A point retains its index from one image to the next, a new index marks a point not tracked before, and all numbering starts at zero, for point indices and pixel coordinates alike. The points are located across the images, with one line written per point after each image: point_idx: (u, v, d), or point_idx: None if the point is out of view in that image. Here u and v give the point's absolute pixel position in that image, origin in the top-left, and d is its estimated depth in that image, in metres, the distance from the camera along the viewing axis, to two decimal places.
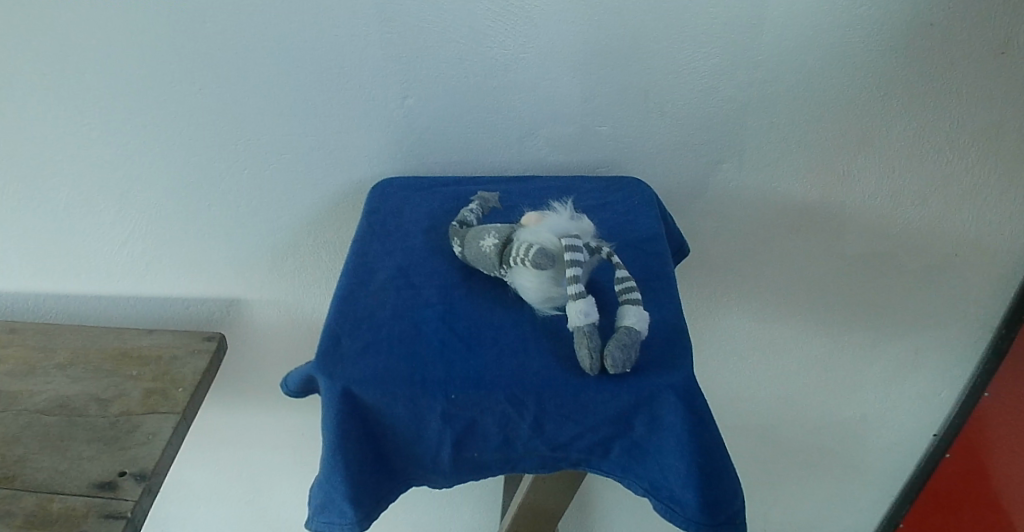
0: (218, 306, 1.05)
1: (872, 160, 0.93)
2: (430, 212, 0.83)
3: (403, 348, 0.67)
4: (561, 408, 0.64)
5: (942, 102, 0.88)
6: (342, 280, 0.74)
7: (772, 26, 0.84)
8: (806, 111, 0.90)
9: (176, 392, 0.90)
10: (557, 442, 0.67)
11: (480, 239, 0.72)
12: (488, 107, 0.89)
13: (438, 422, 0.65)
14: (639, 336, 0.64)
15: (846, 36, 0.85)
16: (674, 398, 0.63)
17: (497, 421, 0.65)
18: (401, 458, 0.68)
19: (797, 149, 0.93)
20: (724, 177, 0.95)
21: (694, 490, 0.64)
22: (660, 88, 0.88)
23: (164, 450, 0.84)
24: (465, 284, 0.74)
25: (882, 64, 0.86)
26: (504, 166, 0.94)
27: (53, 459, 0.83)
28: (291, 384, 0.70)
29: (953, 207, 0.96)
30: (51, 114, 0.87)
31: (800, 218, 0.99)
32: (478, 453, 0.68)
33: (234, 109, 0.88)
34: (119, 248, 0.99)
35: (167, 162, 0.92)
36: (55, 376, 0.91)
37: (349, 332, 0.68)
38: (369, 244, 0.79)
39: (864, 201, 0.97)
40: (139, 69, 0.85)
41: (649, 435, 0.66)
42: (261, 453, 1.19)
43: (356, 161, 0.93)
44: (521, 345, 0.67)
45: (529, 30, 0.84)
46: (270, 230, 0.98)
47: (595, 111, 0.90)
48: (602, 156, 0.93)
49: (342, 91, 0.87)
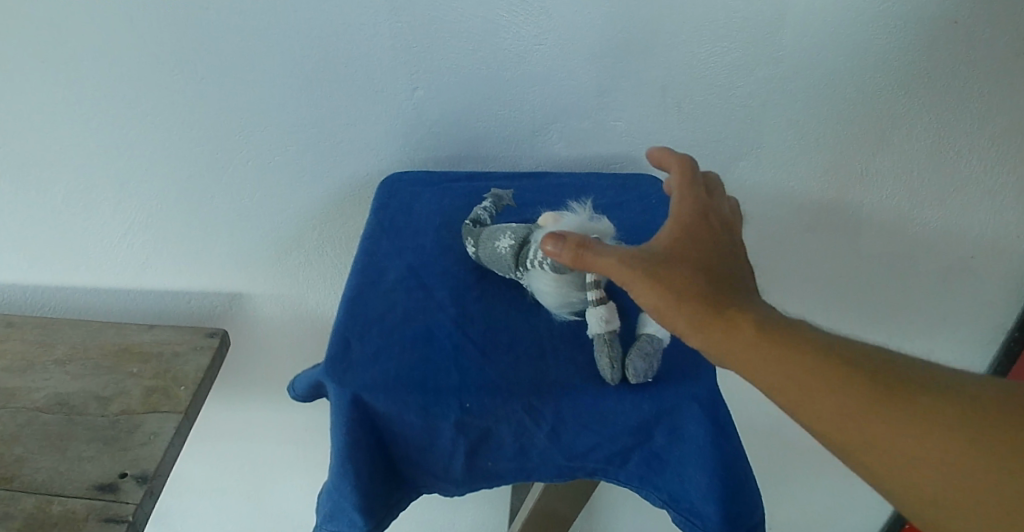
0: (221, 300, 1.03)
1: (890, 160, 0.91)
2: (441, 209, 0.80)
3: (416, 354, 0.64)
4: (579, 418, 0.63)
5: (964, 103, 0.86)
6: (351, 280, 0.71)
7: (793, 22, 0.81)
8: (827, 108, 0.87)
9: (178, 391, 0.87)
10: (574, 452, 0.65)
11: (495, 240, 0.69)
12: (500, 100, 0.87)
13: (451, 430, 0.62)
14: (662, 344, 0.63)
15: (871, 33, 0.82)
16: (696, 409, 0.61)
17: (512, 430, 0.63)
18: (413, 466, 0.66)
19: (816, 148, 0.91)
20: (740, 174, 0.93)
21: (717, 504, 0.62)
22: (678, 83, 0.86)
23: (166, 451, 0.82)
24: (478, 286, 0.71)
25: (906, 62, 0.83)
26: (516, 160, 0.92)
27: (51, 459, 0.81)
28: (298, 389, 0.67)
29: (971, 208, 0.94)
30: (48, 102, 0.84)
31: (817, 217, 0.97)
32: (492, 462, 0.65)
33: (239, 100, 0.85)
34: (123, 241, 0.96)
35: (171, 155, 0.89)
36: (54, 372, 0.89)
37: (359, 336, 0.65)
38: (379, 242, 0.76)
39: (884, 201, 0.95)
40: (140, 57, 0.82)
41: (669, 447, 0.64)
42: (262, 449, 1.17)
43: (365, 154, 0.91)
44: (537, 352, 0.65)
45: (545, 21, 0.81)
46: (275, 224, 0.96)
47: (611, 106, 0.87)
48: (616, 151, 0.91)
49: (350, 82, 0.85)
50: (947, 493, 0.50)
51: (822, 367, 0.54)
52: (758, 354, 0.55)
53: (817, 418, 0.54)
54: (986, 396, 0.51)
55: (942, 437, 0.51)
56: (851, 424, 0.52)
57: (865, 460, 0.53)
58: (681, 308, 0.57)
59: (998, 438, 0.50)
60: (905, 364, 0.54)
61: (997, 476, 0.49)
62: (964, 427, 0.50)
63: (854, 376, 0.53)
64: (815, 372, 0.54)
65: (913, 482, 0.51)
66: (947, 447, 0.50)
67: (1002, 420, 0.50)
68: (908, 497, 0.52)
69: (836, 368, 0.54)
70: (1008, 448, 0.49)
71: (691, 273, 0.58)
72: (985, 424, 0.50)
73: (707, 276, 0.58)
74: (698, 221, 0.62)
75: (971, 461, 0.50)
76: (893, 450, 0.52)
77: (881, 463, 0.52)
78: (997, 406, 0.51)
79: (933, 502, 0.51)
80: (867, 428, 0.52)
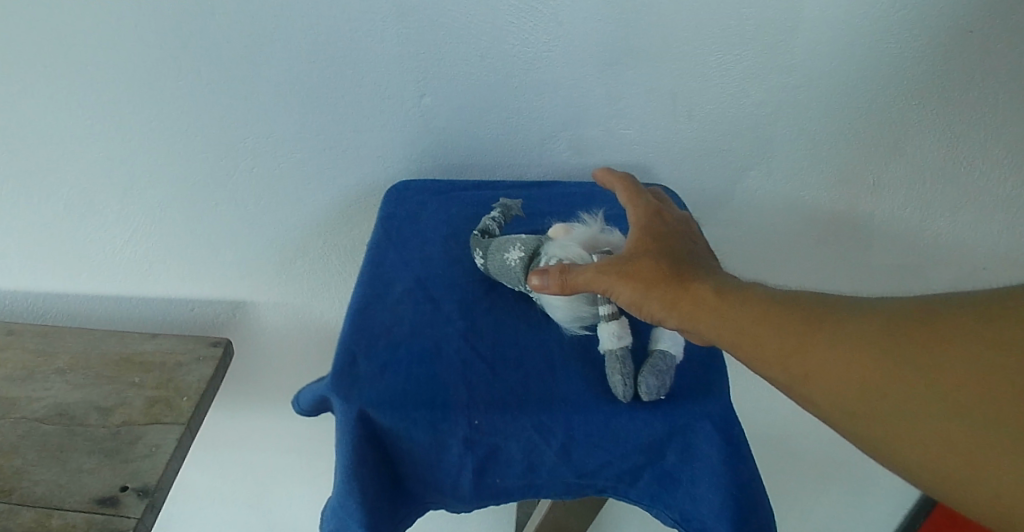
0: (225, 308, 1.02)
1: (901, 170, 0.89)
2: (449, 219, 0.79)
3: (424, 369, 0.63)
4: (590, 436, 0.61)
5: (979, 113, 0.84)
6: (357, 291, 0.70)
7: (806, 30, 0.80)
8: (840, 117, 0.86)
9: (180, 402, 0.86)
10: (585, 470, 0.63)
11: (504, 252, 0.68)
12: (509, 108, 0.86)
13: (459, 447, 0.61)
14: (675, 361, 0.62)
15: (885, 41, 0.80)
16: (710, 427, 0.60)
17: (521, 447, 0.62)
18: (419, 483, 0.65)
19: (828, 158, 0.89)
20: (751, 184, 0.92)
21: (729, 523, 0.60)
22: (689, 91, 0.84)
23: (167, 463, 0.81)
24: (487, 298, 0.70)
25: (920, 71, 0.82)
26: (524, 169, 0.91)
27: (51, 471, 0.79)
28: (303, 403, 0.66)
29: (983, 219, 0.93)
30: (50, 107, 0.83)
31: (828, 227, 0.95)
32: (500, 479, 0.64)
33: (243, 106, 0.84)
34: (126, 248, 0.95)
35: (175, 162, 0.88)
36: (55, 381, 0.88)
37: (365, 350, 0.64)
38: (385, 252, 0.75)
39: (898, 212, 0.93)
40: (145, 62, 0.80)
41: (681, 465, 0.62)
42: (265, 458, 1.15)
43: (371, 162, 0.90)
44: (547, 368, 0.63)
45: (555, 27, 0.80)
46: (280, 232, 0.95)
47: (621, 113, 0.86)
48: (625, 160, 0.90)
49: (356, 89, 0.84)
50: (914, 416, 0.51)
51: (780, 324, 0.57)
52: (721, 316, 0.58)
53: (783, 371, 0.56)
54: (929, 315, 0.53)
55: (899, 359, 0.52)
56: (813, 369, 0.55)
57: (835, 406, 0.54)
58: (649, 295, 0.60)
59: (945, 351, 0.51)
60: (854, 305, 0.57)
61: (954, 389, 0.50)
62: (913, 351, 0.52)
63: (805, 323, 0.56)
64: (773, 328, 0.57)
65: (883, 416, 0.53)
66: (903, 374, 0.52)
67: (946, 335, 0.52)
68: (882, 434, 0.53)
69: (794, 323, 0.56)
70: (962, 348, 0.51)
71: (654, 260, 0.62)
72: (942, 329, 0.52)
73: (669, 261, 0.62)
74: (653, 219, 0.67)
75: (927, 380, 0.51)
76: (857, 383, 0.53)
77: (849, 403, 0.54)
78: (953, 312, 0.52)
79: (907, 431, 0.52)
80: (828, 370, 0.54)
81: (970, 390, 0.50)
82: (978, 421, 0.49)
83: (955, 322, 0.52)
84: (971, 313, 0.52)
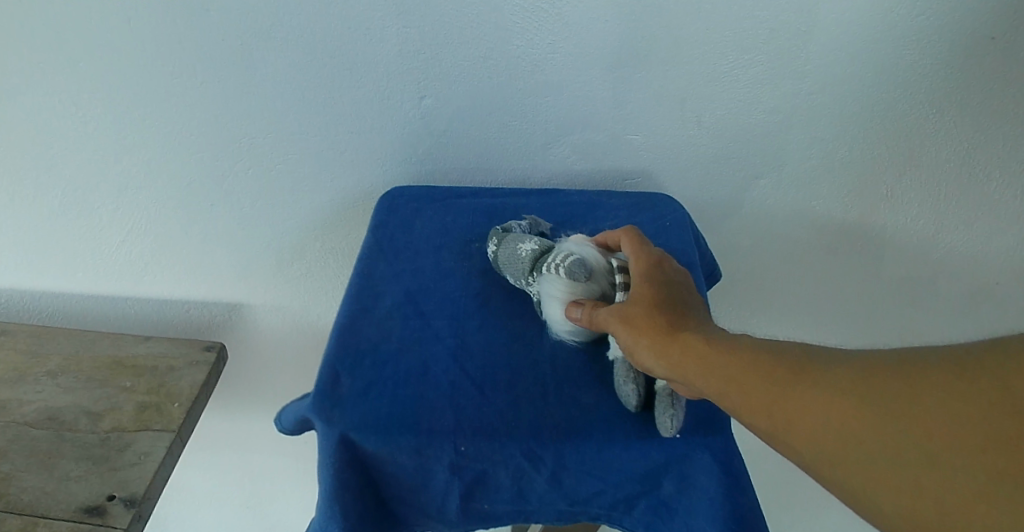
0: (220, 309, 1.00)
1: (916, 182, 0.86)
2: (445, 228, 0.77)
3: (409, 391, 0.61)
4: (582, 464, 0.59)
5: (1000, 124, 0.80)
6: (344, 305, 0.68)
7: (822, 34, 0.76)
8: (856, 126, 0.83)
9: (171, 408, 0.85)
10: (577, 497, 0.62)
11: (518, 243, 0.69)
12: (512, 111, 0.83)
13: (444, 473, 0.59)
14: None
15: (904, 47, 0.76)
16: (708, 458, 0.58)
17: (510, 475, 0.60)
18: (405, 506, 0.63)
19: (841, 169, 0.86)
20: (760, 193, 0.89)
21: None
22: (699, 95, 0.81)
23: (156, 472, 0.80)
24: (480, 314, 0.68)
25: (940, 79, 0.78)
26: (527, 174, 0.89)
27: (39, 478, 0.79)
28: (286, 422, 0.65)
29: (1000, 232, 0.89)
30: (42, 104, 0.81)
31: (838, 238, 0.92)
32: (488, 504, 0.62)
33: (239, 105, 0.82)
34: (120, 247, 0.94)
35: (170, 162, 0.86)
36: (46, 384, 0.86)
37: (349, 369, 0.62)
38: (376, 263, 0.72)
39: (911, 224, 0.90)
40: (138, 58, 0.78)
41: (678, 495, 0.60)
42: (261, 459, 1.14)
43: (370, 165, 0.88)
44: (539, 392, 0.61)
45: (560, 29, 0.77)
46: (276, 233, 0.93)
47: (627, 119, 0.83)
48: (631, 166, 0.87)
49: (354, 89, 0.81)
50: (900, 474, 0.47)
51: (765, 376, 0.52)
52: (706, 366, 0.54)
53: (758, 417, 0.52)
54: (914, 361, 0.49)
55: (886, 414, 0.48)
56: (789, 415, 0.51)
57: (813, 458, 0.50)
58: (638, 339, 0.58)
59: (938, 406, 0.47)
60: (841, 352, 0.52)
61: (941, 441, 0.46)
62: (898, 400, 0.48)
63: (791, 373, 0.52)
64: (752, 375, 0.53)
65: (861, 469, 0.48)
66: (884, 424, 0.48)
67: (934, 386, 0.47)
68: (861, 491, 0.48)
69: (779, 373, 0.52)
70: (955, 403, 0.46)
71: (649, 307, 0.59)
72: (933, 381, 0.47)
73: (664, 303, 0.59)
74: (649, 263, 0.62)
75: (911, 431, 0.47)
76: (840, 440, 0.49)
77: (826, 453, 0.49)
78: (947, 365, 0.48)
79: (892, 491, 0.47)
80: (809, 421, 0.50)
81: (955, 443, 0.46)
82: (971, 474, 0.45)
83: (941, 370, 0.48)
84: (959, 360, 0.47)
